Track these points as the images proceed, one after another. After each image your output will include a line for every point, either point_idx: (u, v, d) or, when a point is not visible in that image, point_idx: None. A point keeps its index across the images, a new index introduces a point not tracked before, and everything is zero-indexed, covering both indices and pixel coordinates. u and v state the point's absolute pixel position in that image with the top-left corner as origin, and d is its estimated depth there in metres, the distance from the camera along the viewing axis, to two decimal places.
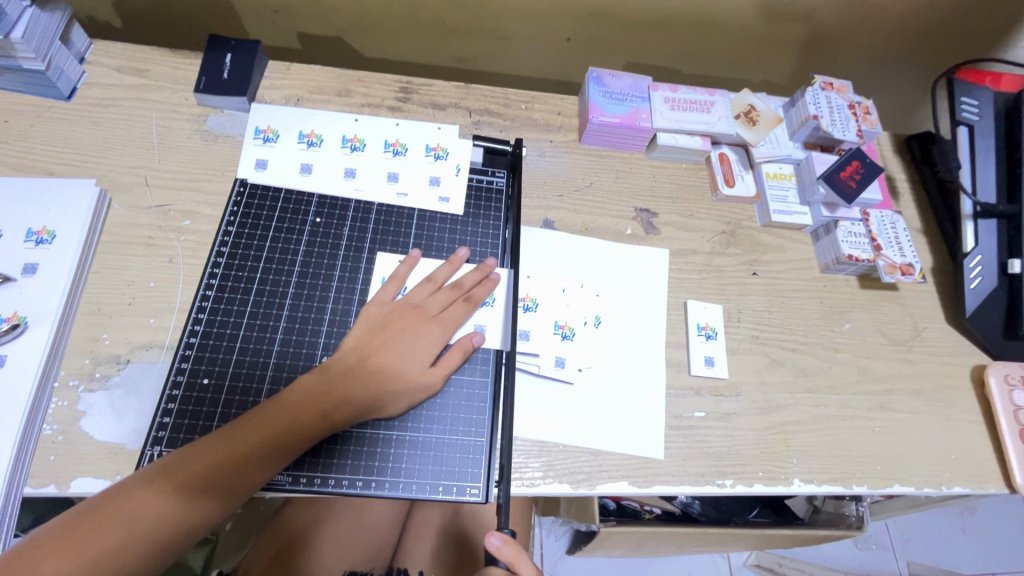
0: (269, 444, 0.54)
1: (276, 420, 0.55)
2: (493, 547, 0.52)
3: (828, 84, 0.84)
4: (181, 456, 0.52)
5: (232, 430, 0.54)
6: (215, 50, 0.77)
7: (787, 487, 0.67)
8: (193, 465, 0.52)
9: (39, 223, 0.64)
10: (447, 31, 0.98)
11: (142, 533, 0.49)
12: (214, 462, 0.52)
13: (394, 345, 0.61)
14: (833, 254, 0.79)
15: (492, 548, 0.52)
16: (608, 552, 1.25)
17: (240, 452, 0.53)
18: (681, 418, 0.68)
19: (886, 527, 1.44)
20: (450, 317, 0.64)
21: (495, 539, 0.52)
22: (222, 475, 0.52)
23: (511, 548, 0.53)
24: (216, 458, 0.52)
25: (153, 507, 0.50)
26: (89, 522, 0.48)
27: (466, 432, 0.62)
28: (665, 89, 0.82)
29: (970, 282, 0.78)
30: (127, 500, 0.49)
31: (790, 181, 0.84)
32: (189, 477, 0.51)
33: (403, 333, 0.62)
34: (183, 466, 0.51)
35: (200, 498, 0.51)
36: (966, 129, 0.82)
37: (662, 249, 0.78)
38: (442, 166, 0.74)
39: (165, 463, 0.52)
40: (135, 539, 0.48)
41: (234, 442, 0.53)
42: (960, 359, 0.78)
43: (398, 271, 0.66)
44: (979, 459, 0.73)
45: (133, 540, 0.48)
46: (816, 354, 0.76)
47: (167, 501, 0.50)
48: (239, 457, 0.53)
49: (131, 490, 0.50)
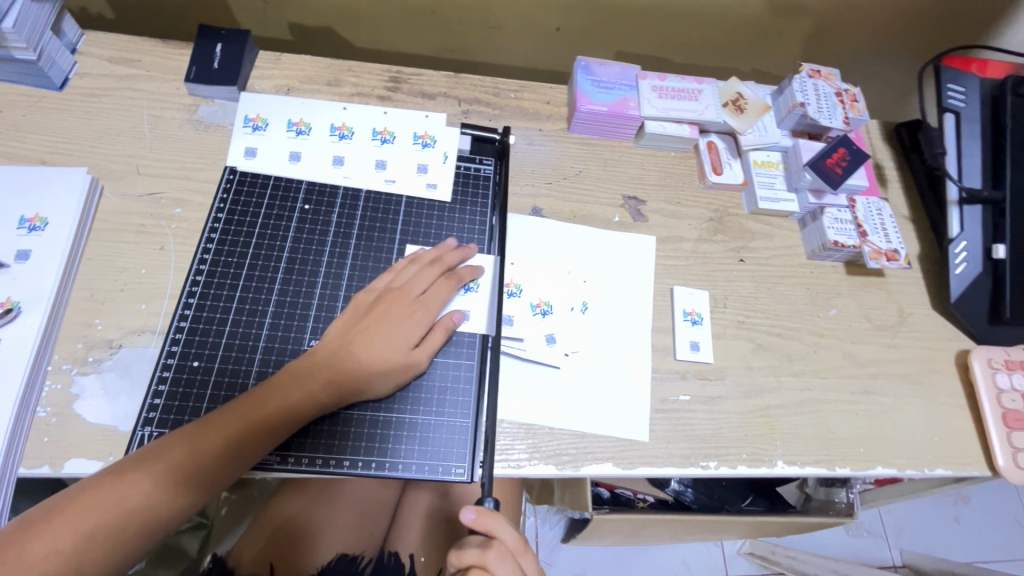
0: (258, 425, 0.55)
1: (263, 402, 0.56)
2: (468, 519, 0.53)
3: (816, 72, 0.85)
4: (171, 438, 0.53)
5: (223, 412, 0.55)
6: (205, 40, 0.77)
7: (771, 469, 0.68)
8: (183, 446, 0.53)
9: (33, 211, 0.65)
10: (438, 21, 0.98)
11: (136, 511, 0.50)
12: (203, 443, 0.53)
13: (378, 327, 0.61)
14: (819, 241, 0.79)
15: (468, 522, 0.53)
16: (602, 540, 1.27)
17: (229, 433, 0.54)
18: (666, 401, 0.69)
19: (878, 515, 1.45)
20: (435, 297, 0.64)
21: (469, 512, 0.54)
22: (213, 455, 0.53)
23: (487, 517, 0.54)
24: (206, 440, 0.53)
25: (145, 487, 0.51)
26: (83, 502, 0.49)
27: (453, 413, 0.63)
28: (654, 77, 0.82)
29: (956, 267, 0.79)
30: (119, 480, 0.50)
31: (778, 168, 0.84)
32: (180, 458, 0.52)
33: (387, 315, 0.62)
34: (174, 446, 0.53)
35: (193, 477, 0.53)
36: (952, 115, 0.81)
37: (650, 236, 0.79)
38: (430, 154, 0.75)
39: (155, 444, 0.53)
40: (130, 517, 0.50)
41: (223, 423, 0.54)
42: (945, 344, 0.79)
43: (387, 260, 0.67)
44: (961, 441, 0.74)
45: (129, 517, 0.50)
46: (801, 339, 0.76)
47: (159, 481, 0.51)
48: (228, 438, 0.54)
49: (123, 470, 0.51)
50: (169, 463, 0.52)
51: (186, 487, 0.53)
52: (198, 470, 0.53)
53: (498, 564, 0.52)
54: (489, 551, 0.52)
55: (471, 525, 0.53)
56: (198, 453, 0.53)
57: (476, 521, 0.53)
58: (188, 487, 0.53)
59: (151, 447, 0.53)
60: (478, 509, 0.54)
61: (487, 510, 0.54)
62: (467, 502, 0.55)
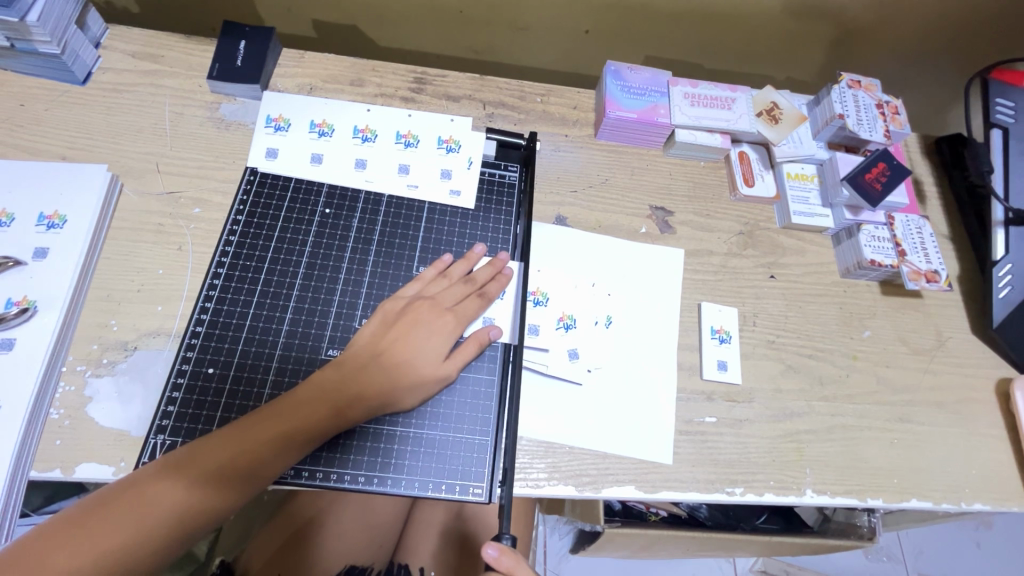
0: (283, 437, 0.53)
1: (287, 412, 0.54)
2: (491, 558, 0.51)
3: (856, 82, 0.81)
4: (191, 448, 0.52)
5: (243, 425, 0.53)
6: (229, 37, 0.76)
7: (799, 498, 0.65)
8: (205, 456, 0.51)
9: (51, 208, 0.64)
10: (464, 21, 0.96)
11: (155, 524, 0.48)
12: (225, 454, 0.52)
13: (407, 337, 0.60)
14: (855, 259, 0.76)
15: (490, 560, 0.51)
16: (613, 553, 1.24)
17: (250, 445, 0.52)
18: (692, 423, 0.67)
19: (897, 538, 1.41)
20: (464, 310, 0.63)
21: (490, 551, 0.51)
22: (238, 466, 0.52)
23: (509, 557, 0.52)
24: (229, 450, 0.52)
25: (167, 499, 0.49)
26: (98, 515, 0.47)
27: (471, 430, 0.61)
28: (686, 84, 0.80)
29: (999, 291, 0.75)
30: (138, 490, 0.49)
31: (812, 182, 0.81)
32: (201, 469, 0.51)
33: (417, 325, 0.60)
34: (196, 456, 0.51)
35: (213, 489, 0.51)
36: (1000, 131, 0.78)
37: (678, 249, 0.76)
38: (455, 156, 0.73)
39: (176, 454, 0.52)
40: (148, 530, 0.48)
41: (246, 434, 0.53)
42: (984, 372, 0.75)
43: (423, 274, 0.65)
44: (1000, 475, 0.70)
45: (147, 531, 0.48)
46: (834, 362, 0.73)
47: (180, 492, 0.50)
48: (253, 449, 0.52)
49: (143, 481, 0.50)
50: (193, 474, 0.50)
51: (207, 501, 0.51)
52: (220, 482, 0.51)
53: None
54: None
55: (493, 566, 0.51)
56: (220, 464, 0.51)
57: (498, 560, 0.51)
58: (208, 500, 0.51)
59: (171, 458, 0.51)
60: (499, 547, 0.52)
61: (511, 549, 0.52)
62: (489, 539, 0.53)
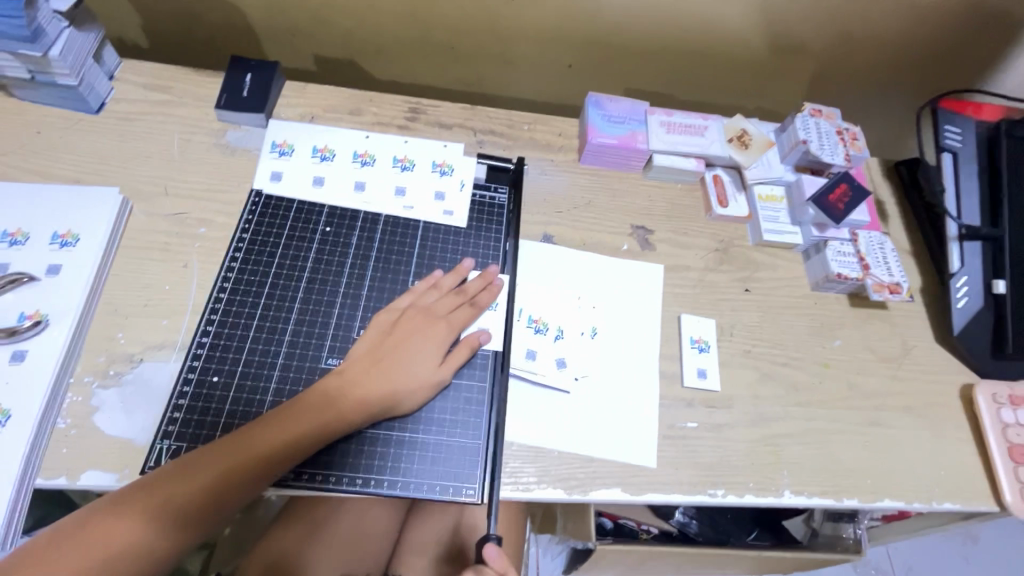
0: (281, 447, 0.56)
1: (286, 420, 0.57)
2: (491, 559, 0.56)
3: (817, 111, 0.88)
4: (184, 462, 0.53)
5: (239, 439, 0.55)
6: (236, 70, 0.81)
7: (778, 499, 0.68)
8: (197, 470, 0.53)
9: (64, 227, 0.67)
10: (455, 56, 1.03)
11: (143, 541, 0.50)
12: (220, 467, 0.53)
13: (403, 344, 0.64)
14: (823, 273, 0.81)
15: (490, 560, 0.56)
16: (605, 573, 1.25)
17: (245, 457, 0.54)
18: (674, 428, 0.70)
19: (887, 554, 1.42)
20: (455, 320, 0.67)
21: (491, 551, 0.56)
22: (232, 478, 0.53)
23: (506, 558, 0.56)
24: (224, 462, 0.54)
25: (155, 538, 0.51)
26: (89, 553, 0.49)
27: (463, 433, 0.64)
28: (661, 113, 0.86)
29: (957, 302, 0.80)
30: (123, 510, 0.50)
31: (781, 202, 0.87)
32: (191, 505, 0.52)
33: (412, 334, 0.64)
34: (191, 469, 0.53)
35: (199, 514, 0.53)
36: (950, 155, 0.84)
37: (657, 265, 0.81)
38: (449, 178, 0.78)
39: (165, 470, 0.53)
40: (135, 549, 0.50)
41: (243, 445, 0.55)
42: (948, 378, 0.80)
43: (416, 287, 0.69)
44: (968, 475, 0.74)
45: (136, 549, 0.50)
46: (807, 369, 0.77)
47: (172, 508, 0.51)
48: (249, 460, 0.54)
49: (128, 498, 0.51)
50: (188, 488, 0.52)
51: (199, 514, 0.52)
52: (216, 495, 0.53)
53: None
54: None
55: (491, 565, 0.56)
56: (212, 478, 0.53)
57: (496, 560, 0.56)
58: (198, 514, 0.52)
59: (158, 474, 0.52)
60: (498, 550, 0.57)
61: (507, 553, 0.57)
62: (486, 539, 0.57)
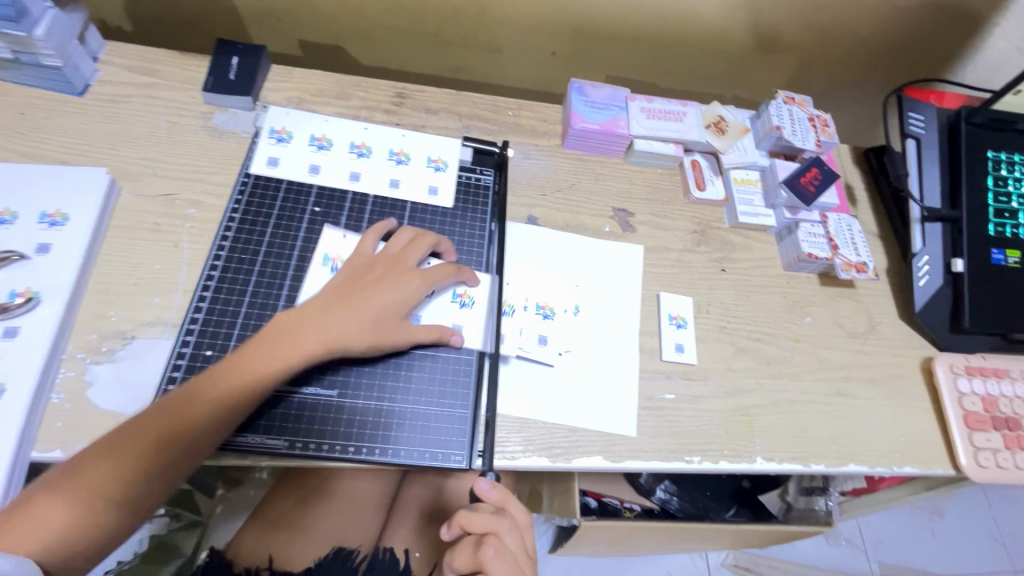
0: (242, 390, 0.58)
1: (298, 358, 0.60)
2: (484, 490, 0.60)
3: (791, 99, 0.92)
4: (210, 376, 0.58)
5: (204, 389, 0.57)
6: (222, 53, 0.82)
7: (750, 465, 0.72)
8: (234, 378, 0.58)
9: (53, 207, 0.68)
10: (441, 42, 1.05)
11: (140, 455, 0.53)
12: (252, 373, 0.58)
13: (362, 275, 0.66)
14: (795, 253, 0.85)
15: (483, 492, 0.60)
16: (590, 549, 1.29)
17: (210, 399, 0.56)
18: (653, 399, 0.73)
19: (858, 527, 1.49)
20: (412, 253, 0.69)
21: (484, 483, 0.60)
22: (249, 392, 0.58)
23: (499, 489, 0.61)
24: (253, 372, 0.58)
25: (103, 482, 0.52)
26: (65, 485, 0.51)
27: (452, 404, 0.66)
28: (642, 99, 0.89)
29: (919, 280, 0.85)
30: (102, 454, 0.52)
31: (756, 186, 0.90)
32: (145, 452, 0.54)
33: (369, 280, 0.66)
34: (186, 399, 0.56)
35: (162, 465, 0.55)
36: (914, 141, 0.88)
37: (637, 246, 0.84)
38: (452, 271, 0.70)
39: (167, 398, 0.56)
40: (135, 470, 0.53)
41: (256, 361, 0.59)
42: (910, 352, 0.85)
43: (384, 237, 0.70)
44: (927, 441, 0.79)
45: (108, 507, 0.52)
46: (779, 344, 0.81)
47: (182, 425, 0.55)
48: (273, 372, 0.59)
49: (106, 446, 0.53)
50: (215, 394, 0.57)
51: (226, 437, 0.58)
52: (236, 404, 0.57)
53: (508, 533, 0.60)
54: (502, 519, 0.60)
55: (486, 497, 0.60)
56: (240, 387, 0.57)
57: (491, 491, 0.60)
58: (210, 435, 0.56)
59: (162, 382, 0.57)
60: (489, 482, 0.61)
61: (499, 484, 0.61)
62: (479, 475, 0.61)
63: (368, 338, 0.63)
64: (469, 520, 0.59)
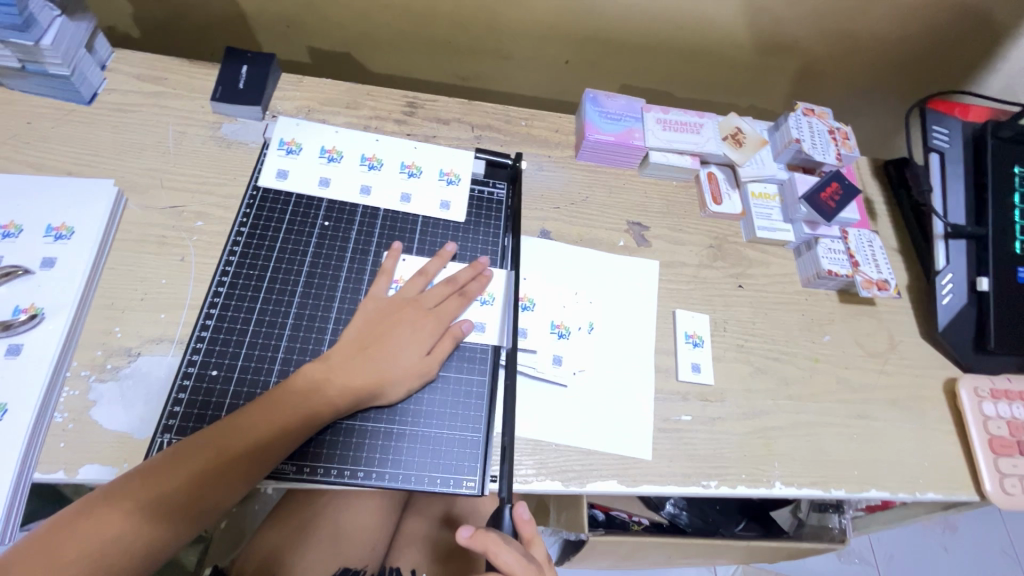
0: (270, 435, 0.56)
1: (326, 407, 0.59)
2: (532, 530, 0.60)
3: (810, 110, 0.90)
4: (232, 420, 0.56)
5: (231, 433, 0.55)
6: (231, 62, 0.81)
7: (769, 490, 0.70)
8: (254, 423, 0.56)
9: (59, 220, 0.66)
10: (453, 50, 1.03)
11: (159, 501, 0.52)
12: (278, 419, 0.57)
13: (379, 315, 0.65)
14: (814, 269, 0.83)
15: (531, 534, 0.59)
16: (596, 563, 1.26)
17: (240, 446, 0.55)
18: (669, 421, 0.71)
19: (869, 542, 1.46)
20: (433, 293, 0.68)
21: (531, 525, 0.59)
22: (274, 442, 0.56)
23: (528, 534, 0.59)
24: (277, 419, 0.57)
25: (124, 523, 0.50)
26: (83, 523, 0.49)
27: (464, 427, 0.65)
28: (658, 111, 0.87)
29: (942, 298, 0.83)
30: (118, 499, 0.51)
31: (774, 200, 0.88)
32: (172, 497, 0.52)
33: (382, 321, 0.65)
34: (211, 444, 0.55)
35: (188, 508, 0.53)
36: (937, 155, 0.86)
37: (652, 261, 0.82)
38: (465, 300, 0.69)
39: (188, 441, 0.55)
40: (154, 519, 0.51)
41: (283, 407, 0.58)
42: (933, 372, 0.82)
43: (385, 264, 0.69)
44: (950, 466, 0.76)
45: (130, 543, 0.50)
46: (798, 364, 0.79)
47: (205, 470, 0.53)
48: (301, 419, 0.58)
49: (125, 492, 0.51)
50: (237, 439, 0.55)
51: (249, 485, 0.56)
52: (263, 451, 0.56)
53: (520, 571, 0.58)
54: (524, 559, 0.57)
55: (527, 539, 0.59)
56: (266, 434, 0.56)
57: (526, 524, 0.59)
58: (234, 482, 0.55)
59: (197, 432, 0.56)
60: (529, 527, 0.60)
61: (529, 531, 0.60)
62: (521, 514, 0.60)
63: (394, 379, 0.62)
64: (495, 555, 0.55)
